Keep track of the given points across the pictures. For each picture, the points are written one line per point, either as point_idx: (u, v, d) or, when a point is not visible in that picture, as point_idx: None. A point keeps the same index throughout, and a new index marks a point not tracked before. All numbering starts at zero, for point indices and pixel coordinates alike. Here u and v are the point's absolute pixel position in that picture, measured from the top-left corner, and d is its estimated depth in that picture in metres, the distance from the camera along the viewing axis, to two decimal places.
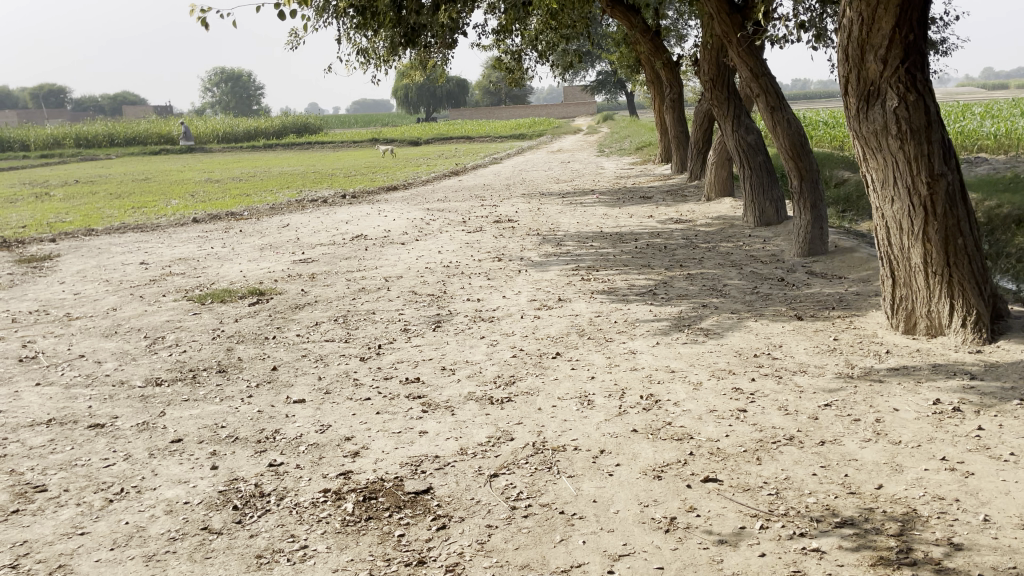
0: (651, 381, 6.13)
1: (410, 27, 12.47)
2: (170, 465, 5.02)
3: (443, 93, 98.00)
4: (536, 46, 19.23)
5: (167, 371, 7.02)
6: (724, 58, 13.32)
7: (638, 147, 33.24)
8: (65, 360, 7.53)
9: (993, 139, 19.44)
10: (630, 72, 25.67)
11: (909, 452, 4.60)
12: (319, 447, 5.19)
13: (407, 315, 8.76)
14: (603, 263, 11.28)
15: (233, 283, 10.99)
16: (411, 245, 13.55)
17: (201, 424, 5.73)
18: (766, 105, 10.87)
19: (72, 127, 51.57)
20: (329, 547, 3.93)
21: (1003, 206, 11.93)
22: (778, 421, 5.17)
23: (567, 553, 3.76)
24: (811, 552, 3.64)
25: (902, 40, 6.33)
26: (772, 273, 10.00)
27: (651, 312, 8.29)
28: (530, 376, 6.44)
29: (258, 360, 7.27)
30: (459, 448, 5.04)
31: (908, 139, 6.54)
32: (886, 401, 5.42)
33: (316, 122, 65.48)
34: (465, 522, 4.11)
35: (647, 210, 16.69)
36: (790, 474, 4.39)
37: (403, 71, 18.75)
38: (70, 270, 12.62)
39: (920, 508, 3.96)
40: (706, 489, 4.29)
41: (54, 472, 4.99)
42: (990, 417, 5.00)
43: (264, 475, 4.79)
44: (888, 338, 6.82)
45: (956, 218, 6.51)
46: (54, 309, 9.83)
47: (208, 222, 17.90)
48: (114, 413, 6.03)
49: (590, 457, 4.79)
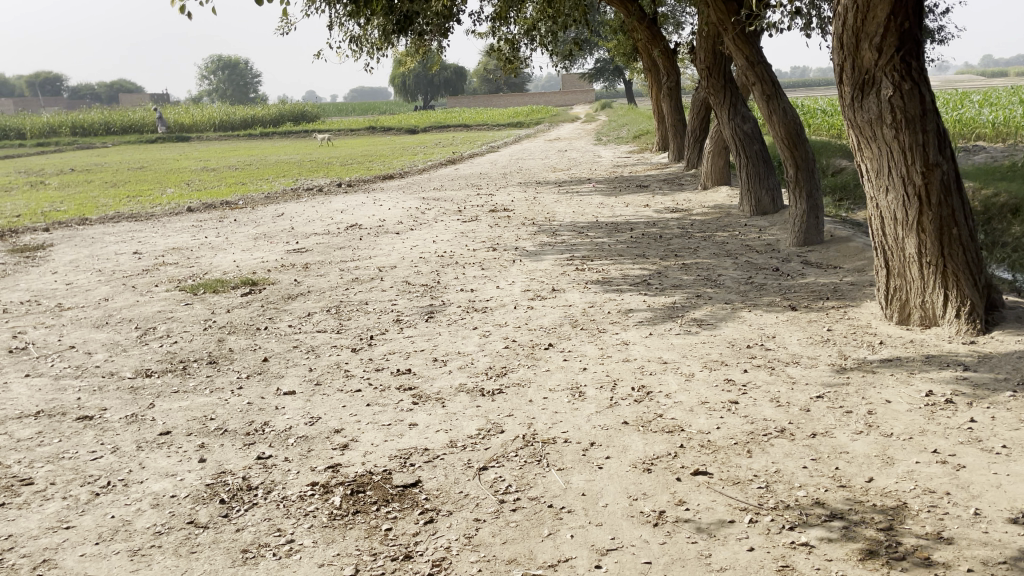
0: (643, 372, 6.10)
1: (402, 14, 12.28)
2: (157, 458, 4.99)
3: (441, 81, 97.73)
4: (532, 34, 19.08)
5: (157, 363, 6.98)
6: (719, 46, 13.22)
7: (636, 136, 33.12)
8: (55, 352, 7.49)
9: (991, 127, 19.38)
10: (627, 60, 25.60)
11: (901, 444, 4.58)
12: (308, 440, 5.16)
13: (399, 306, 8.70)
14: (598, 253, 11.23)
15: (226, 273, 10.92)
16: (405, 235, 13.47)
17: (190, 416, 5.69)
18: (762, 94, 10.79)
19: (68, 115, 51.27)
20: (316, 541, 3.90)
21: (1000, 195, 11.89)
22: (770, 413, 5.14)
23: (555, 547, 3.74)
24: (800, 547, 3.61)
25: (898, 27, 6.26)
26: (768, 262, 9.95)
27: (645, 303, 8.25)
28: (522, 367, 6.42)
29: (249, 351, 7.24)
30: (449, 441, 5.01)
31: (903, 128, 6.48)
32: (878, 393, 5.38)
33: (313, 111, 65.17)
34: (453, 516, 4.08)
35: (642, 199, 16.62)
36: (781, 467, 4.37)
37: (400, 58, 18.56)
38: (63, 260, 12.54)
39: (910, 502, 3.93)
40: (695, 482, 4.27)
41: (41, 466, 4.95)
42: (983, 409, 4.98)
43: (252, 468, 4.76)
44: (881, 329, 6.79)
45: (951, 208, 6.46)
46: (45, 300, 9.77)
47: (202, 212, 17.79)
48: (103, 405, 6.00)
49: (580, 449, 4.76)
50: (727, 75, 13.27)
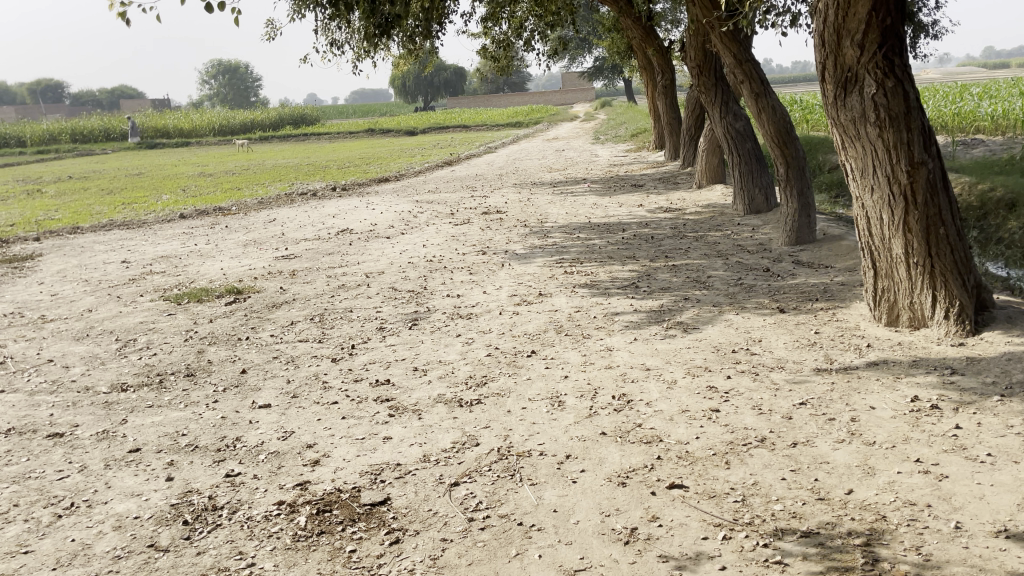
0: (625, 380, 5.97)
1: (387, 19, 12.22)
2: (124, 477, 4.87)
3: (441, 82, 97.57)
4: (523, 34, 18.95)
5: (134, 376, 6.87)
6: (709, 45, 13.17)
7: (633, 134, 33.13)
8: (33, 365, 7.40)
9: (990, 120, 19.20)
10: (622, 59, 25.54)
11: (883, 453, 4.46)
12: (279, 456, 5.05)
13: (384, 313, 8.61)
14: (588, 255, 11.09)
15: (212, 280, 10.86)
16: (396, 240, 13.39)
17: (162, 432, 5.58)
18: (751, 92, 10.67)
19: (66, 122, 51.29)
20: (277, 565, 3.80)
21: (996, 188, 11.71)
22: (751, 422, 5.02)
23: (521, 568, 3.62)
24: (773, 565, 3.50)
25: (879, 24, 6.14)
26: (759, 263, 9.82)
27: (632, 306, 8.16)
28: (503, 376, 6.29)
29: (229, 362, 7.13)
30: (422, 455, 4.90)
31: (886, 126, 6.35)
32: (862, 399, 5.27)
33: (314, 113, 65.44)
34: (419, 536, 3.97)
35: (636, 199, 16.51)
36: (759, 479, 4.25)
37: (394, 59, 18.33)
38: (51, 270, 12.45)
39: (890, 515, 3.81)
40: (671, 496, 4.15)
41: (6, 486, 4.85)
42: (969, 416, 4.85)
43: (219, 487, 4.65)
44: (870, 331, 6.65)
45: (937, 206, 6.32)
46: (30, 312, 9.69)
47: (195, 218, 17.77)
48: (75, 421, 5.89)
49: (555, 463, 4.64)
50: (717, 73, 13.17)
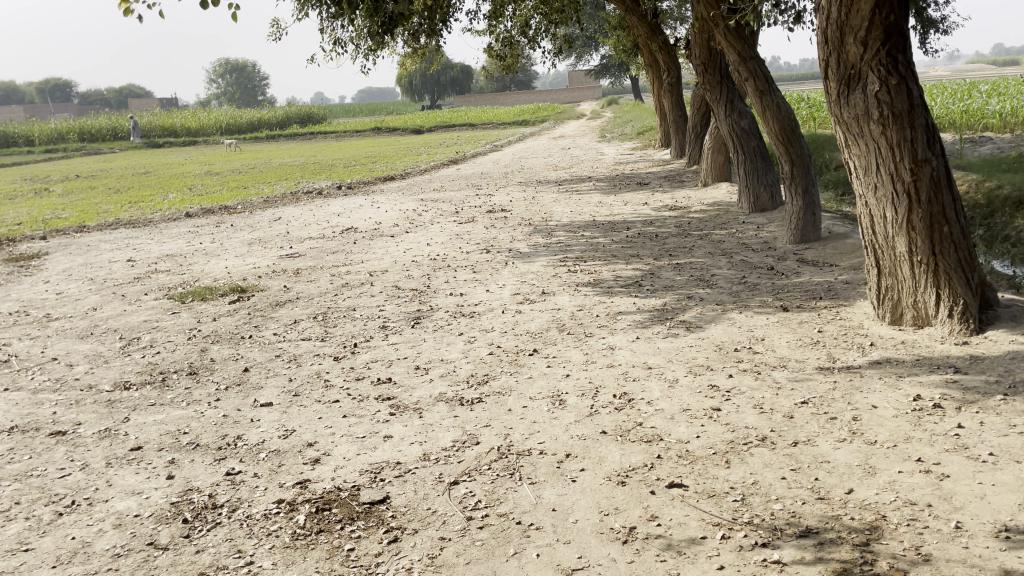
0: (626, 378, 5.96)
1: (391, 18, 12.23)
2: (126, 475, 4.88)
3: (448, 80, 97.59)
4: (528, 31, 18.91)
5: (137, 375, 6.88)
6: (713, 42, 13.05)
7: (639, 133, 33.04)
8: (37, 364, 7.43)
9: (998, 118, 19.04)
10: (627, 57, 25.48)
11: (884, 453, 4.44)
12: (279, 454, 5.05)
13: (386, 311, 8.61)
14: (592, 254, 11.07)
15: (216, 279, 10.87)
16: (400, 238, 13.38)
17: (164, 430, 5.60)
18: (756, 90, 10.55)
19: (75, 122, 51.47)
20: (275, 563, 3.80)
21: (1003, 187, 11.64)
22: (752, 421, 5.00)
23: (519, 567, 3.62)
24: (771, 565, 3.48)
25: (883, 21, 6.10)
26: (763, 261, 9.78)
27: (634, 304, 8.13)
28: (504, 375, 6.28)
29: (231, 361, 7.15)
30: (422, 453, 4.90)
31: (890, 124, 6.31)
32: (864, 397, 5.25)
33: (321, 112, 65.54)
34: (418, 534, 3.97)
35: (641, 197, 16.47)
36: (758, 479, 4.24)
37: (400, 58, 18.32)
38: (58, 269, 12.47)
39: (889, 515, 3.79)
40: (670, 496, 4.14)
41: (8, 483, 4.87)
42: (971, 415, 4.82)
43: (220, 485, 4.66)
44: (873, 330, 6.63)
45: (941, 204, 6.29)
46: (34, 310, 9.72)
47: (200, 217, 17.80)
48: (78, 420, 5.91)
49: (555, 462, 4.64)
50: (722, 70, 13.10)
